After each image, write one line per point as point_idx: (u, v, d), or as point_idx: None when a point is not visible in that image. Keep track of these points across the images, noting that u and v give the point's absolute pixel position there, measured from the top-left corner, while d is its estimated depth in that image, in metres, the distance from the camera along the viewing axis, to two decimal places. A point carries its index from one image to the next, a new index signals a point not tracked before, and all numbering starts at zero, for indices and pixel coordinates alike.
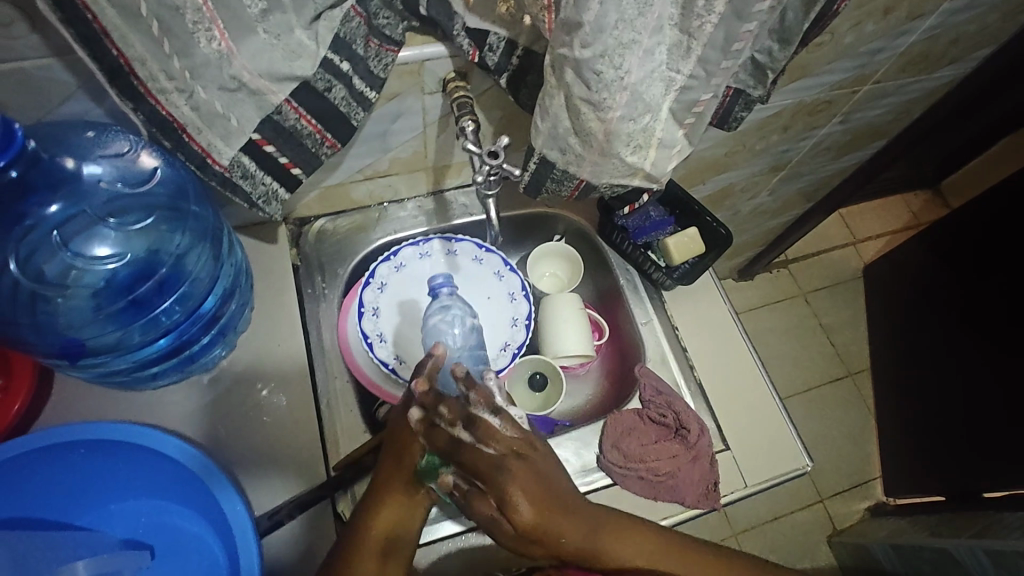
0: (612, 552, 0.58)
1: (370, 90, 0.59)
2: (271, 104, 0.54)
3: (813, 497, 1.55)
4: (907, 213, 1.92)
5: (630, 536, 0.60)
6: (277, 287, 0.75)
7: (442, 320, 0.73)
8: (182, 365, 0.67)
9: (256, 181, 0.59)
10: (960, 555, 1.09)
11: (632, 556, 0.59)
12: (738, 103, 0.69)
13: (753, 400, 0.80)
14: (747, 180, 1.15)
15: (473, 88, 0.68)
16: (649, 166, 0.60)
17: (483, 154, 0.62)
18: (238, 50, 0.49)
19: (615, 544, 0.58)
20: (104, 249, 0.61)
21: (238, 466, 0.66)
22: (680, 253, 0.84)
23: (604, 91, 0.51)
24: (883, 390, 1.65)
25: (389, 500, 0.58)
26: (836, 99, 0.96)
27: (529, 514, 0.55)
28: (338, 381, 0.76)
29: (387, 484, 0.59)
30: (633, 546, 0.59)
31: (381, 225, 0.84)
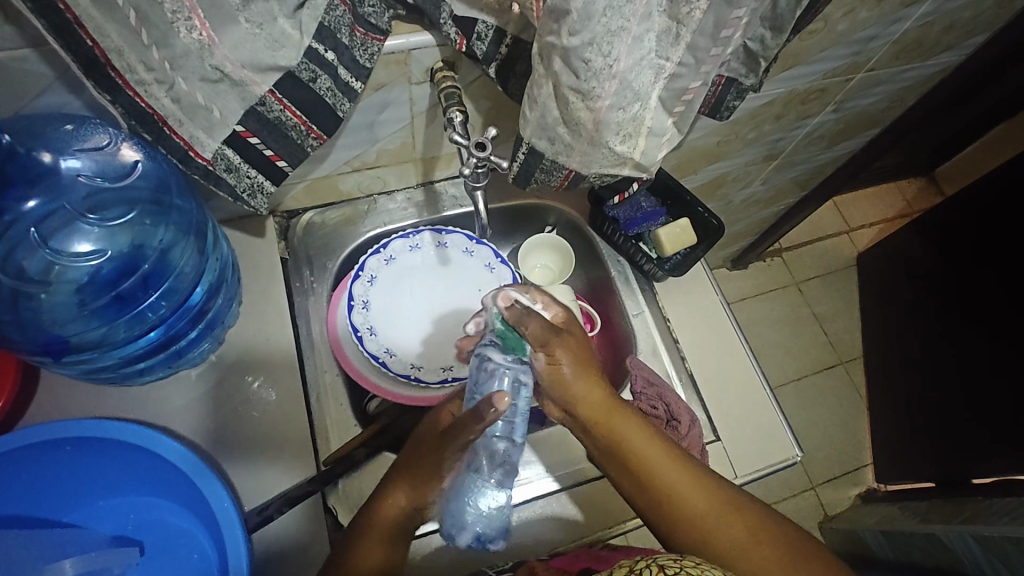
0: (623, 430, 0.60)
1: (355, 80, 0.58)
2: (255, 95, 0.53)
3: (804, 484, 1.57)
4: (900, 201, 1.92)
5: (643, 425, 0.61)
6: (265, 281, 0.75)
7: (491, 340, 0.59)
8: (169, 361, 0.66)
9: (241, 174, 0.59)
10: (949, 539, 1.11)
11: (640, 441, 0.60)
12: (730, 91, 0.68)
13: (743, 390, 0.80)
14: (739, 170, 1.15)
15: (461, 78, 0.67)
16: (638, 154, 0.59)
17: (470, 146, 0.61)
18: (220, 40, 0.48)
19: (624, 422, 0.60)
20: (84, 246, 0.61)
21: (227, 460, 0.66)
22: (672, 245, 0.83)
23: (592, 80, 0.50)
24: (875, 377, 1.66)
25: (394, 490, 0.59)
26: (829, 87, 0.95)
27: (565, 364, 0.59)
28: (327, 374, 0.75)
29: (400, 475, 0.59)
30: (643, 433, 0.60)
31: (370, 218, 0.83)
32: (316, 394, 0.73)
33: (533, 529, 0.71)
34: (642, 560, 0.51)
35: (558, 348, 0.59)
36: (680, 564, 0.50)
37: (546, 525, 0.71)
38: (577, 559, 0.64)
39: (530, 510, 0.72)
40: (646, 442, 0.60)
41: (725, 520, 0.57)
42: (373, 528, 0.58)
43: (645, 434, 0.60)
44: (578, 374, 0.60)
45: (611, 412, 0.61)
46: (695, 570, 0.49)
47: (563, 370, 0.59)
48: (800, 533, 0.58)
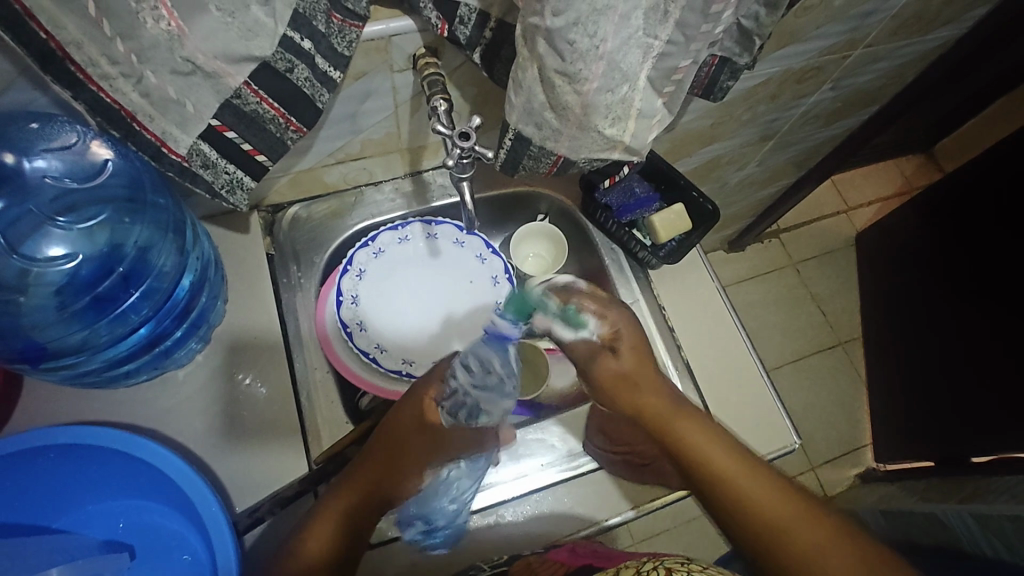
0: (683, 431, 0.63)
1: (333, 70, 0.56)
2: (229, 87, 0.51)
3: (804, 465, 1.57)
4: (898, 179, 1.91)
5: (710, 432, 0.63)
6: (250, 278, 0.73)
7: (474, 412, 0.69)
8: (155, 362, 0.65)
9: (218, 170, 0.57)
10: (949, 518, 1.11)
11: (717, 452, 0.61)
12: (724, 71, 0.66)
13: (741, 378, 0.79)
14: (735, 151, 1.13)
15: (444, 64, 0.64)
16: (628, 137, 0.57)
17: (453, 135, 0.58)
18: (190, 30, 0.46)
19: (691, 428, 0.63)
20: (58, 250, 0.60)
21: (215, 461, 0.65)
22: (666, 231, 0.83)
23: (578, 62, 0.48)
24: (874, 358, 1.65)
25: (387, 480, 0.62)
26: (826, 65, 0.92)
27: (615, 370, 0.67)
28: (317, 372, 0.74)
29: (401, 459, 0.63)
30: (705, 436, 0.62)
31: (357, 210, 0.81)
32: (306, 393, 0.71)
33: (528, 522, 0.71)
34: (648, 563, 0.54)
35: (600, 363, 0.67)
36: (686, 566, 0.52)
37: (542, 518, 0.71)
38: (576, 554, 0.63)
39: (526, 503, 0.71)
40: (713, 448, 0.61)
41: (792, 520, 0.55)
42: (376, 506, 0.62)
43: (707, 432, 0.62)
44: (637, 368, 0.67)
45: (672, 415, 0.64)
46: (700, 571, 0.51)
47: (613, 361, 0.67)
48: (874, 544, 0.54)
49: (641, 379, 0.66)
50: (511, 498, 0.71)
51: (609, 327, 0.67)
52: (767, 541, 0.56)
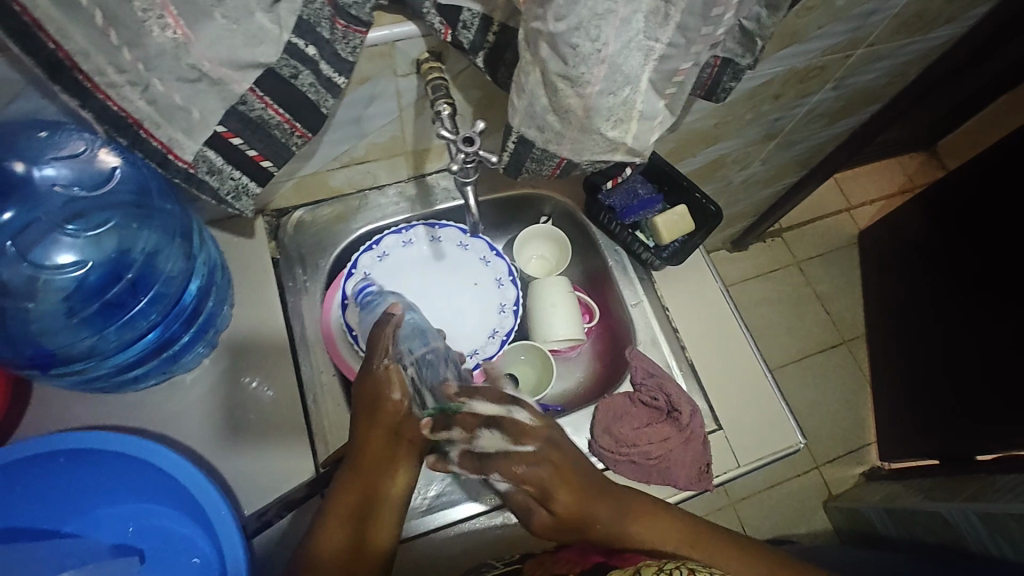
0: (636, 540, 0.60)
1: (338, 76, 0.56)
2: (235, 93, 0.52)
3: (809, 464, 1.57)
4: (902, 176, 1.90)
5: (661, 520, 0.62)
6: (256, 282, 0.73)
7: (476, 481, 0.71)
8: (163, 367, 0.65)
9: (224, 175, 0.57)
10: (954, 517, 1.11)
11: (673, 537, 0.61)
12: (726, 72, 0.66)
13: (745, 379, 0.79)
14: (738, 150, 1.13)
15: (448, 69, 0.65)
16: (631, 139, 0.57)
17: (457, 140, 0.59)
18: (196, 38, 0.47)
19: (648, 528, 0.61)
20: (67, 256, 0.60)
21: (223, 465, 0.65)
22: (670, 232, 0.83)
23: (580, 66, 0.48)
24: (879, 356, 1.65)
25: (380, 457, 0.60)
26: (828, 64, 0.92)
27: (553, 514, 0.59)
28: (324, 375, 0.74)
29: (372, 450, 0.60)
30: (664, 529, 0.61)
31: (362, 214, 0.81)
32: (312, 396, 0.72)
33: None
34: (669, 562, 0.54)
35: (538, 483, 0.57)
36: (707, 568, 0.53)
37: None
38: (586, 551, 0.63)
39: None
40: (670, 533, 0.61)
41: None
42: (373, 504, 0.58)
43: (663, 526, 0.62)
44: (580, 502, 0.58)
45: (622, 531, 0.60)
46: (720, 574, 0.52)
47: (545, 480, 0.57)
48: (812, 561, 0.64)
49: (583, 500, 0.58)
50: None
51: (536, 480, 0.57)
52: None
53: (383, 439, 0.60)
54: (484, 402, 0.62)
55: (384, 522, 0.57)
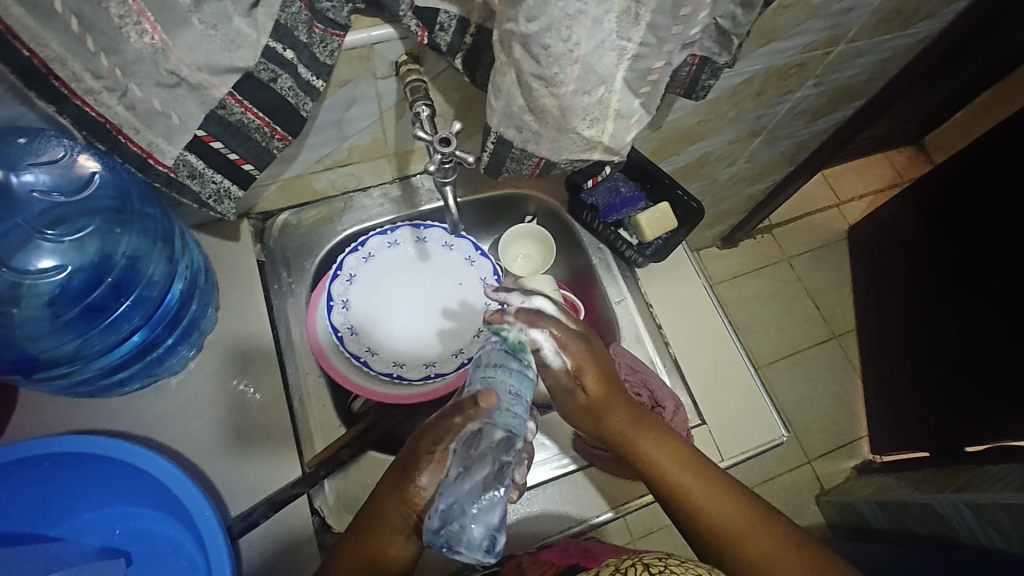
0: (645, 449, 0.62)
1: (316, 79, 0.57)
2: (214, 98, 0.52)
3: (801, 458, 1.58)
4: (890, 171, 1.92)
5: (669, 442, 0.63)
6: (241, 285, 0.74)
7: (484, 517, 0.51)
8: (149, 369, 0.66)
9: (205, 179, 0.58)
10: (943, 508, 1.11)
11: (677, 467, 0.61)
12: (705, 70, 0.68)
13: (729, 373, 0.80)
14: (724, 148, 1.14)
15: (427, 70, 0.65)
16: (607, 138, 0.58)
17: (434, 141, 0.59)
18: (174, 44, 0.48)
19: (657, 446, 0.62)
20: (49, 261, 0.61)
21: (208, 467, 0.66)
22: (653, 230, 0.83)
23: (553, 66, 0.49)
24: (869, 350, 1.66)
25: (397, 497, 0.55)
26: (809, 61, 0.93)
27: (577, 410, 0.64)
28: (310, 376, 0.74)
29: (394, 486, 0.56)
30: (669, 451, 0.62)
31: (347, 216, 0.81)
32: (298, 398, 0.72)
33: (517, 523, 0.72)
34: (627, 560, 0.55)
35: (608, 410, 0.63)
36: (663, 564, 0.54)
37: (533, 518, 0.72)
38: (568, 553, 0.65)
39: (518, 502, 0.72)
40: (676, 458, 0.62)
41: (760, 535, 0.59)
42: (383, 533, 0.55)
43: (669, 448, 0.62)
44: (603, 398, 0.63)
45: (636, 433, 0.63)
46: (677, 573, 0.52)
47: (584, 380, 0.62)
48: (821, 549, 0.59)
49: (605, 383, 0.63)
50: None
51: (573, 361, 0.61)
52: (730, 548, 0.59)
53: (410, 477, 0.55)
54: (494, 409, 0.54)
55: (397, 547, 0.56)
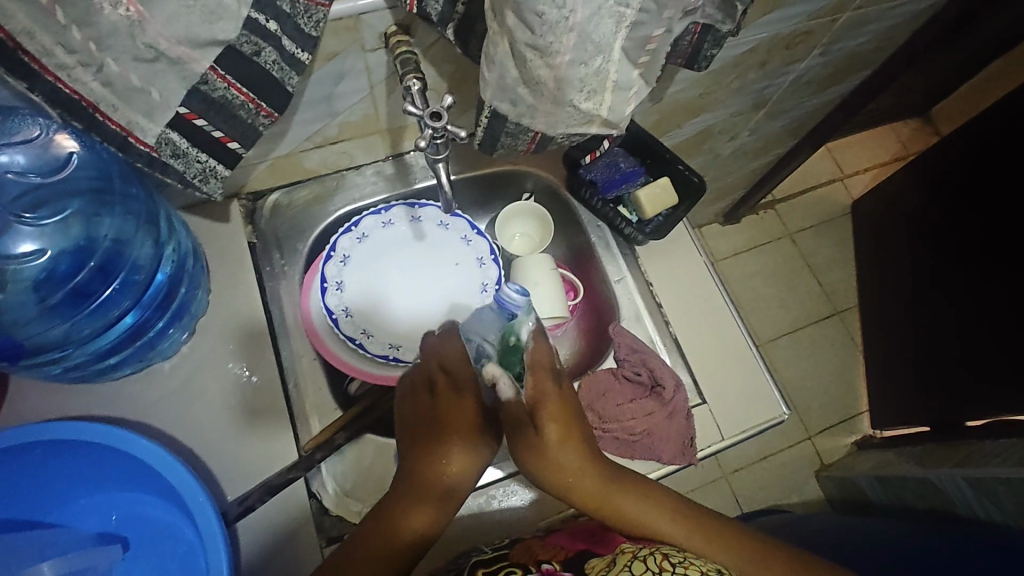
0: (618, 506, 0.59)
1: (301, 52, 0.55)
2: (196, 73, 0.50)
3: (801, 434, 1.58)
4: (895, 144, 1.88)
5: (641, 493, 0.60)
6: (232, 268, 0.72)
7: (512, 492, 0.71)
8: (140, 354, 0.65)
9: (190, 159, 0.56)
10: (943, 483, 1.11)
11: (653, 516, 0.59)
12: (707, 39, 0.65)
13: (730, 352, 0.79)
14: (726, 121, 1.11)
15: (418, 42, 0.63)
16: (606, 111, 0.56)
17: (424, 116, 0.57)
18: (151, 15, 0.45)
19: (630, 502, 0.59)
20: (27, 246, 0.60)
21: (203, 451, 0.65)
22: (652, 205, 0.81)
23: (548, 35, 0.47)
24: (871, 325, 1.65)
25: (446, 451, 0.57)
26: (814, 29, 0.90)
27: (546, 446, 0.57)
28: (305, 359, 0.73)
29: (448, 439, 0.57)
30: (645, 505, 0.59)
31: (339, 194, 0.80)
32: (294, 381, 0.71)
33: (517, 507, 0.71)
34: (644, 549, 0.57)
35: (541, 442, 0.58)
36: (680, 554, 0.56)
37: (532, 499, 0.71)
38: (574, 536, 0.65)
39: (518, 484, 0.71)
40: (654, 515, 0.59)
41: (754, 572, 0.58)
42: (422, 493, 0.56)
43: (644, 501, 0.60)
44: (562, 444, 0.58)
45: (607, 492, 0.59)
46: (695, 561, 0.56)
47: (546, 438, 0.57)
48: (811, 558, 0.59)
49: (563, 430, 0.58)
50: (501, 479, 0.71)
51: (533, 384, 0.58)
52: None
53: (453, 427, 0.57)
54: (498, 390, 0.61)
55: (420, 517, 0.55)
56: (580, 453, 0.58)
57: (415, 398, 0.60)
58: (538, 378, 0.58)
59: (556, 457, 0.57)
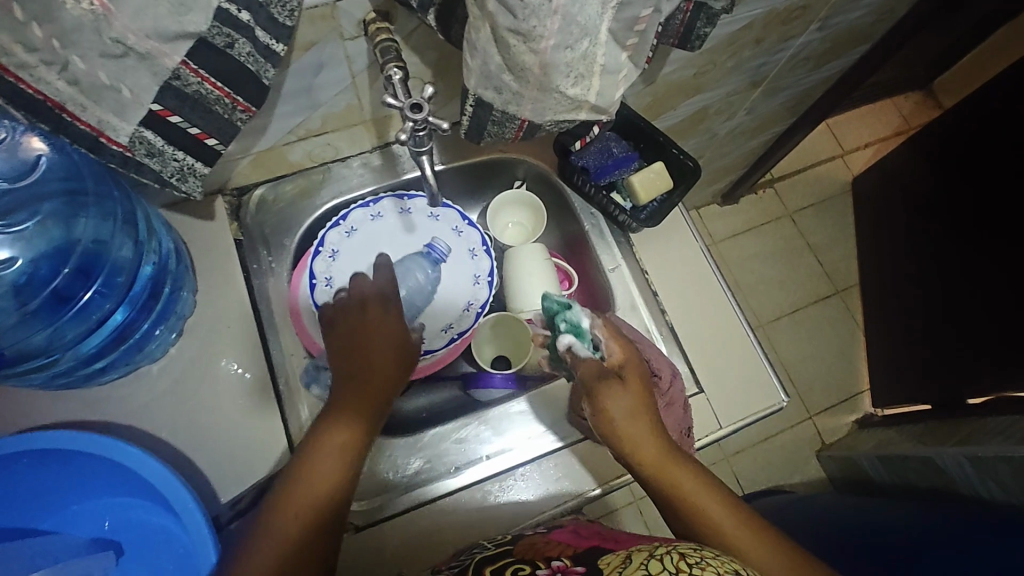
0: (678, 479, 0.60)
1: (276, 43, 0.52)
2: (167, 68, 0.49)
3: (802, 414, 1.58)
4: (896, 118, 1.85)
5: (698, 474, 0.61)
6: (219, 266, 0.71)
7: (508, 483, 0.71)
8: (127, 357, 0.64)
9: (166, 157, 0.55)
10: (945, 461, 1.11)
11: (704, 499, 0.60)
12: (700, 18, 0.63)
13: (728, 340, 0.77)
14: (722, 101, 1.09)
15: (399, 29, 0.60)
16: (594, 97, 0.54)
17: (404, 108, 0.55)
18: (116, 9, 0.43)
19: (687, 478, 0.60)
20: (4, 253, 0.58)
21: (195, 454, 0.64)
22: (646, 191, 0.80)
23: (531, 19, 0.45)
24: (872, 303, 1.64)
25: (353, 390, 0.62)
26: (812, 3, 0.87)
27: (620, 407, 0.61)
28: (295, 358, 0.71)
29: (351, 385, 0.62)
30: (700, 483, 0.60)
31: (326, 188, 0.77)
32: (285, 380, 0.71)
33: (516, 501, 0.70)
34: (662, 547, 0.52)
35: (608, 400, 0.62)
36: (699, 553, 0.50)
37: (531, 492, 0.71)
38: (580, 536, 0.63)
39: (513, 478, 0.71)
40: (705, 496, 0.60)
41: None
42: (334, 436, 0.59)
43: (698, 481, 0.60)
44: (637, 410, 0.62)
45: (668, 461, 0.61)
46: (714, 561, 0.49)
47: (623, 400, 0.61)
48: None
49: (640, 396, 0.63)
50: (497, 473, 0.71)
51: (619, 353, 0.65)
52: None
53: (363, 366, 0.63)
54: (586, 353, 0.64)
55: (332, 460, 0.57)
56: (652, 417, 0.62)
57: (339, 333, 0.65)
58: (626, 345, 0.65)
59: (628, 416, 0.61)
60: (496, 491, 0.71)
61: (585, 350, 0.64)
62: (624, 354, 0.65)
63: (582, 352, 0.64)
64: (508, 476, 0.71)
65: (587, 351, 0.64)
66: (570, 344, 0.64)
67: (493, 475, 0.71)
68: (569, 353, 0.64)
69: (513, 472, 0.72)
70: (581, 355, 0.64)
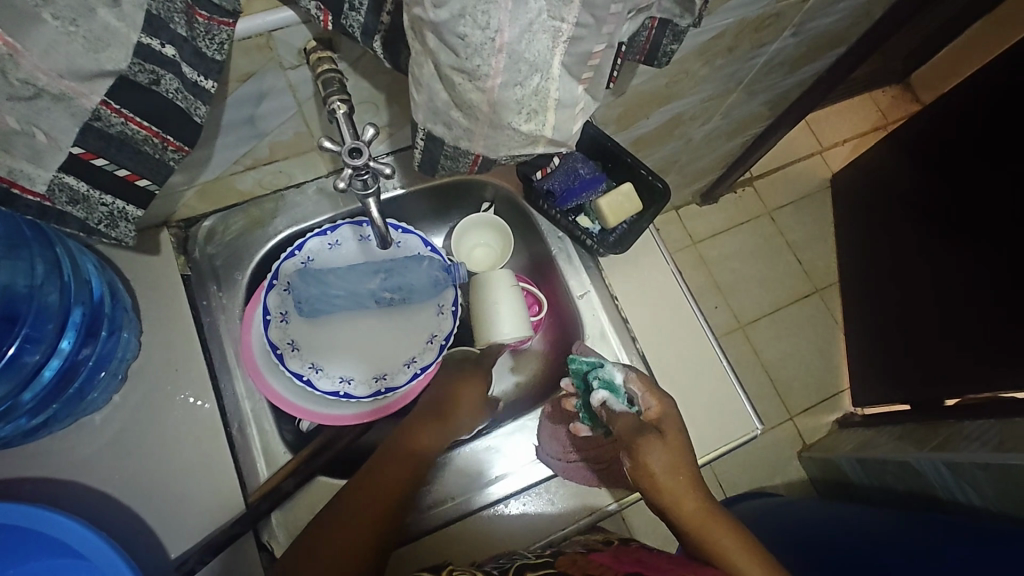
0: (715, 534, 0.60)
1: (205, 79, 0.49)
2: (86, 109, 0.44)
3: (783, 416, 1.58)
4: (874, 114, 1.83)
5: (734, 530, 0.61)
6: (165, 306, 0.67)
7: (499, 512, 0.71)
8: (68, 410, 0.60)
9: (92, 203, 0.51)
10: (922, 467, 1.11)
11: (736, 553, 0.59)
12: (665, 34, 0.59)
13: (702, 370, 0.76)
14: (696, 107, 1.06)
15: (344, 55, 0.57)
16: (550, 132, 0.49)
17: (342, 152, 0.52)
18: (24, 48, 0.39)
19: (720, 532, 0.60)
20: None
21: (142, 507, 0.62)
22: (614, 215, 0.77)
23: (474, 58, 0.42)
24: (851, 302, 1.64)
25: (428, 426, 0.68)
26: (784, 11, 0.84)
27: (660, 463, 0.62)
28: (249, 403, 0.70)
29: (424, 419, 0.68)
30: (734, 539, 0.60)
31: (279, 217, 0.74)
32: (239, 423, 0.68)
33: (507, 530, 0.70)
34: None
35: (646, 454, 0.62)
36: None
37: (520, 521, 0.71)
38: (624, 558, 0.58)
39: (502, 506, 0.71)
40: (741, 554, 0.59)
41: None
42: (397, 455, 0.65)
43: (736, 536, 0.60)
44: (673, 465, 0.62)
45: (703, 515, 0.61)
46: None
47: (659, 457, 0.62)
48: None
49: (677, 452, 0.63)
50: (486, 504, 0.71)
51: (654, 409, 0.66)
52: None
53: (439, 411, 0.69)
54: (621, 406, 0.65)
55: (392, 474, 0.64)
56: (689, 471, 0.63)
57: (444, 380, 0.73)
58: (664, 399, 0.66)
59: (661, 469, 0.62)
60: (485, 520, 0.71)
61: (617, 404, 0.65)
62: (660, 409, 0.66)
63: (618, 407, 0.65)
64: (499, 505, 0.71)
65: (624, 407, 0.65)
66: (604, 399, 0.65)
67: (482, 504, 0.71)
68: (601, 408, 0.66)
69: (503, 500, 0.72)
70: (616, 409, 0.65)
